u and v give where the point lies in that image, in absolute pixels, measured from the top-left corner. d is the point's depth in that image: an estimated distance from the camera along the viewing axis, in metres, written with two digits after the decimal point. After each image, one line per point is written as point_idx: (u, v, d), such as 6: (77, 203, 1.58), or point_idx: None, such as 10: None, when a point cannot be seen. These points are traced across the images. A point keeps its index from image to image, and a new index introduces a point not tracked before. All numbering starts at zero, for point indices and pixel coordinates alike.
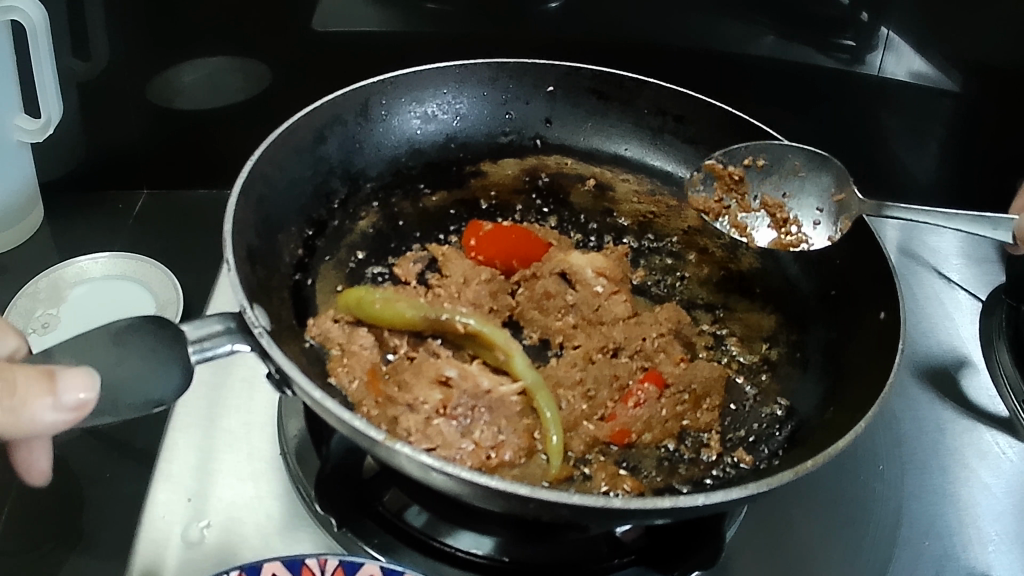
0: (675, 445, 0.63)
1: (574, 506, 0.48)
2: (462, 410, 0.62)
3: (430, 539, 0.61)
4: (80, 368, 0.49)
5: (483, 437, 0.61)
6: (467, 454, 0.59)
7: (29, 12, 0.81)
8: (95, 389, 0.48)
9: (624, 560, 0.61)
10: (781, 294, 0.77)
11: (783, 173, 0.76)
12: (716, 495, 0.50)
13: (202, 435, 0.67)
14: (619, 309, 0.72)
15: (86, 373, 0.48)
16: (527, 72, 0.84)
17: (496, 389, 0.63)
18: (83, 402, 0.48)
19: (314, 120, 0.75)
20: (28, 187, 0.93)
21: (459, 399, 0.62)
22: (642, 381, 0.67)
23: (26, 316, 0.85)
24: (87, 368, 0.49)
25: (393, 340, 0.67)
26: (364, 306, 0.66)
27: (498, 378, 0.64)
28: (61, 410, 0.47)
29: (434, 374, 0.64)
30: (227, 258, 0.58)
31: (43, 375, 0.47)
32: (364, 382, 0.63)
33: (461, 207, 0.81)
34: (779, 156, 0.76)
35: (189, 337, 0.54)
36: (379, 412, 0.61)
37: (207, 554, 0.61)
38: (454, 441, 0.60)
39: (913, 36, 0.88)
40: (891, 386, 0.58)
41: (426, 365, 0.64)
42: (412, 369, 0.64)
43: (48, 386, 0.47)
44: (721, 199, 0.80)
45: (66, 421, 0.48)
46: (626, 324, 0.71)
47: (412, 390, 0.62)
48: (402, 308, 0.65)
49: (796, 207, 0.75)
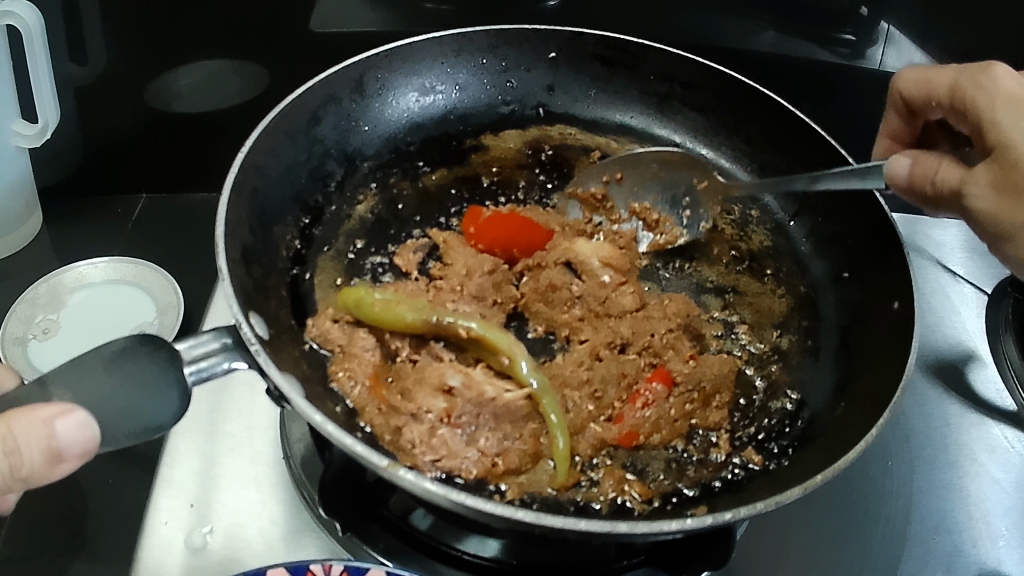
0: (683, 446, 0.63)
1: (581, 531, 0.47)
2: (466, 416, 0.61)
3: (438, 543, 0.61)
4: (75, 421, 0.48)
5: (489, 445, 0.60)
6: (473, 463, 0.59)
7: (25, 16, 0.80)
8: (93, 429, 0.49)
9: (634, 561, 0.60)
10: (792, 278, 0.76)
11: (643, 180, 0.81)
12: (725, 516, 0.50)
13: (204, 440, 0.67)
14: (626, 300, 0.71)
15: (78, 419, 0.48)
16: (525, 39, 0.83)
17: (502, 397, 0.62)
18: (85, 448, 0.48)
19: (308, 102, 0.74)
20: (26, 193, 0.92)
21: (462, 409, 0.61)
22: (650, 380, 0.66)
23: (25, 323, 0.84)
24: (82, 419, 0.48)
25: (394, 343, 0.66)
26: (365, 307, 0.65)
27: (502, 385, 0.63)
28: (71, 460, 0.49)
29: (437, 379, 0.63)
30: (221, 272, 0.57)
31: (43, 442, 0.47)
32: (368, 387, 0.62)
33: (462, 186, 0.80)
34: (636, 164, 0.80)
35: (184, 357, 0.52)
36: (381, 416, 0.61)
37: (210, 561, 0.60)
38: (459, 451, 0.59)
39: (914, 29, 0.87)
40: (902, 392, 0.57)
41: (429, 372, 0.63)
42: (413, 374, 0.64)
43: (52, 455, 0.47)
44: (590, 220, 0.80)
45: (76, 465, 0.50)
46: (630, 317, 0.70)
47: (415, 398, 0.62)
48: (402, 311, 0.64)
49: (660, 208, 0.80)
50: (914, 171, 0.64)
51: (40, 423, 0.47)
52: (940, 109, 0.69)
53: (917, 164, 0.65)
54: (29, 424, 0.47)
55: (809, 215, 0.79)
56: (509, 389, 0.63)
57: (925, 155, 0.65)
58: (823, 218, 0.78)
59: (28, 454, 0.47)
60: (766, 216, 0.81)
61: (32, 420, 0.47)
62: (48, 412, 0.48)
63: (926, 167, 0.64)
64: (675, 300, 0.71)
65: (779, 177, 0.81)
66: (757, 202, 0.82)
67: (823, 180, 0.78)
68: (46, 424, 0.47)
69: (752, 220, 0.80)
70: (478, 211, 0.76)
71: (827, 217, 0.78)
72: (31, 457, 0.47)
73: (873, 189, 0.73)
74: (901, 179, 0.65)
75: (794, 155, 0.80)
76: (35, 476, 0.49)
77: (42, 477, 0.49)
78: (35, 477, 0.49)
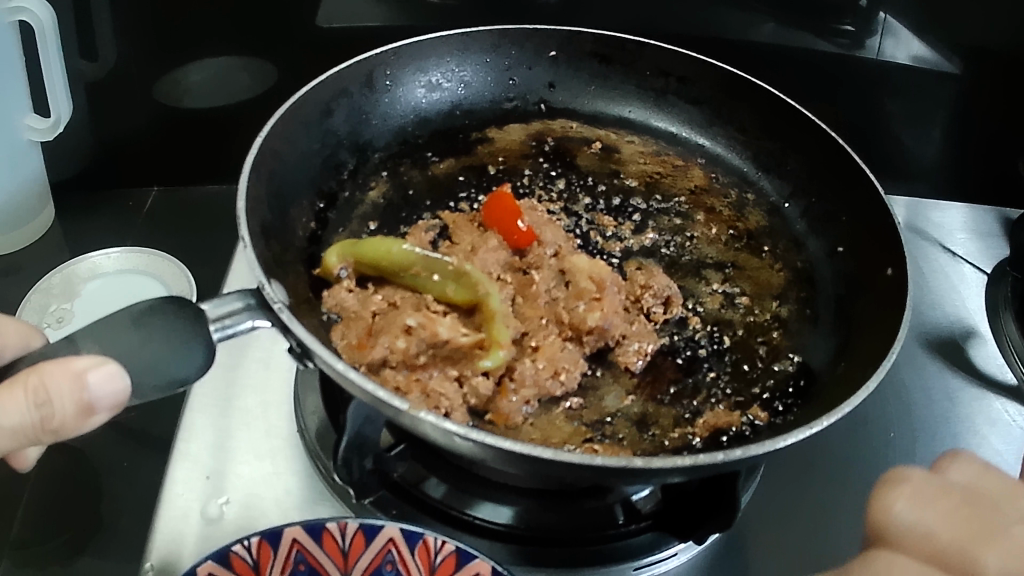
0: (576, 446, 0.59)
1: (597, 468, 0.48)
2: (424, 358, 0.61)
3: (450, 509, 0.62)
4: (106, 373, 0.48)
5: (462, 371, 0.61)
6: (456, 400, 0.59)
7: (37, 12, 0.83)
8: (123, 384, 0.49)
9: (640, 525, 0.62)
10: (789, 252, 0.77)
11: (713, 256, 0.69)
12: (734, 454, 0.50)
13: (220, 415, 0.68)
14: (590, 316, 0.65)
15: (114, 367, 0.49)
16: (529, 37, 0.85)
17: (457, 340, 0.61)
18: (116, 399, 0.49)
19: (321, 93, 0.75)
20: (40, 186, 0.94)
21: (417, 349, 0.60)
22: (500, 214, 0.72)
23: (40, 312, 0.86)
24: (112, 371, 0.48)
25: (395, 297, 0.66)
26: (360, 247, 0.65)
27: (456, 326, 0.62)
28: (101, 411, 0.49)
29: (398, 320, 0.61)
30: (243, 236, 0.57)
31: (75, 394, 0.48)
32: (353, 344, 0.61)
33: (470, 173, 0.81)
34: None
35: (210, 316, 0.53)
36: (364, 360, 0.60)
37: (226, 530, 0.61)
38: (439, 392, 0.59)
39: (909, 19, 0.89)
40: (875, 382, 0.55)
41: (394, 318, 0.62)
42: (389, 318, 0.63)
43: (84, 407, 0.48)
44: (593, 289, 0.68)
45: (110, 415, 0.50)
46: (598, 305, 0.66)
47: (380, 337, 0.61)
48: (389, 244, 0.65)
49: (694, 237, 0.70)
50: None
51: (72, 374, 0.48)
52: None
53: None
54: (61, 375, 0.48)
55: (803, 196, 0.80)
56: (465, 333, 0.62)
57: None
58: (816, 198, 0.79)
59: (60, 405, 0.48)
60: (761, 198, 0.82)
61: (65, 371, 0.48)
62: (81, 363, 0.48)
63: None
64: (658, 277, 0.71)
65: (773, 162, 0.83)
66: (752, 185, 0.83)
67: (815, 165, 0.80)
68: (78, 376, 0.48)
69: (748, 202, 0.82)
70: (502, 195, 0.73)
71: (819, 198, 0.78)
72: (64, 408, 0.48)
73: (864, 168, 0.75)
74: None
75: (789, 136, 0.82)
76: (69, 428, 0.50)
77: (73, 429, 0.49)
78: (65, 429, 0.49)
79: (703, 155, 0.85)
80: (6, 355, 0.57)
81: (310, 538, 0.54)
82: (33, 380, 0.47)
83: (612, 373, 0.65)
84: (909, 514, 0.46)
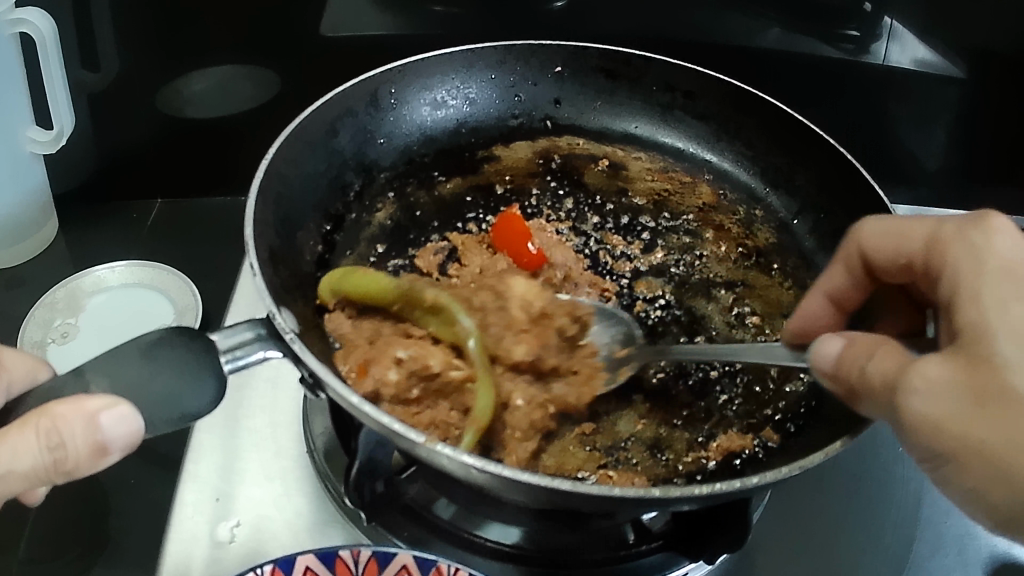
0: (589, 473, 0.60)
1: (616, 498, 0.48)
2: (418, 391, 0.60)
3: (460, 530, 0.62)
4: (119, 414, 0.48)
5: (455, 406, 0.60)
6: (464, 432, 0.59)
7: (38, 23, 0.81)
8: (135, 424, 0.49)
9: (652, 545, 0.62)
10: (799, 271, 0.77)
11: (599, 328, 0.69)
12: (752, 481, 0.50)
13: (229, 435, 0.68)
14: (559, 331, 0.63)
15: (127, 408, 0.49)
16: (533, 53, 0.85)
17: (446, 372, 0.59)
18: (128, 441, 0.49)
19: (327, 113, 0.75)
20: (43, 198, 0.93)
21: (408, 382, 0.59)
22: (512, 233, 0.73)
23: (44, 327, 0.86)
24: (125, 412, 0.48)
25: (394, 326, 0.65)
26: (350, 278, 0.65)
27: (446, 357, 0.60)
28: (114, 452, 0.49)
29: (390, 350, 0.61)
30: (252, 263, 0.57)
31: (89, 435, 0.48)
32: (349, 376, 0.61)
33: (477, 193, 0.81)
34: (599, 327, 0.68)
35: (220, 347, 0.53)
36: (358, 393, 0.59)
37: (237, 554, 0.61)
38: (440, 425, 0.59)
39: (916, 24, 0.88)
40: None
41: (387, 347, 0.62)
42: (380, 348, 0.62)
43: (97, 448, 0.48)
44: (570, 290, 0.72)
45: (123, 454, 0.50)
46: (526, 337, 0.60)
47: (373, 368, 0.60)
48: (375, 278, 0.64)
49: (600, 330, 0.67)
50: (842, 357, 0.51)
51: (84, 417, 0.48)
52: (909, 268, 0.58)
53: (848, 352, 0.51)
54: (74, 417, 0.48)
55: (811, 212, 0.80)
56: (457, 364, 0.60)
57: (864, 336, 0.51)
58: (825, 214, 0.78)
59: (74, 446, 0.48)
60: (770, 215, 0.82)
61: (78, 413, 0.48)
62: (94, 404, 0.48)
63: (862, 346, 0.51)
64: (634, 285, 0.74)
65: (781, 178, 0.82)
66: (761, 202, 0.83)
67: (824, 180, 0.79)
68: (91, 418, 0.48)
69: (757, 219, 0.82)
70: (512, 215, 0.74)
71: (829, 213, 0.78)
72: (77, 450, 0.48)
73: (873, 186, 0.74)
74: (828, 365, 0.52)
75: (796, 154, 0.81)
76: (82, 468, 0.50)
77: (87, 469, 0.49)
78: (79, 470, 0.49)
79: (710, 171, 0.85)
80: (13, 387, 0.57)
81: (323, 565, 0.54)
82: (45, 423, 0.47)
83: (625, 396, 0.65)
84: (832, 350, 0.52)
